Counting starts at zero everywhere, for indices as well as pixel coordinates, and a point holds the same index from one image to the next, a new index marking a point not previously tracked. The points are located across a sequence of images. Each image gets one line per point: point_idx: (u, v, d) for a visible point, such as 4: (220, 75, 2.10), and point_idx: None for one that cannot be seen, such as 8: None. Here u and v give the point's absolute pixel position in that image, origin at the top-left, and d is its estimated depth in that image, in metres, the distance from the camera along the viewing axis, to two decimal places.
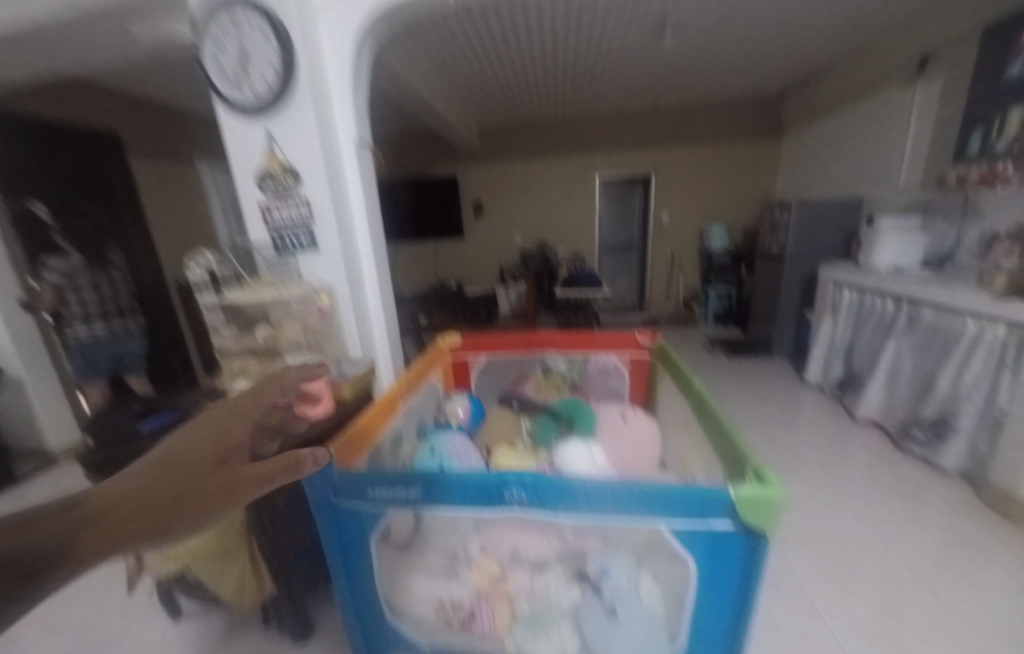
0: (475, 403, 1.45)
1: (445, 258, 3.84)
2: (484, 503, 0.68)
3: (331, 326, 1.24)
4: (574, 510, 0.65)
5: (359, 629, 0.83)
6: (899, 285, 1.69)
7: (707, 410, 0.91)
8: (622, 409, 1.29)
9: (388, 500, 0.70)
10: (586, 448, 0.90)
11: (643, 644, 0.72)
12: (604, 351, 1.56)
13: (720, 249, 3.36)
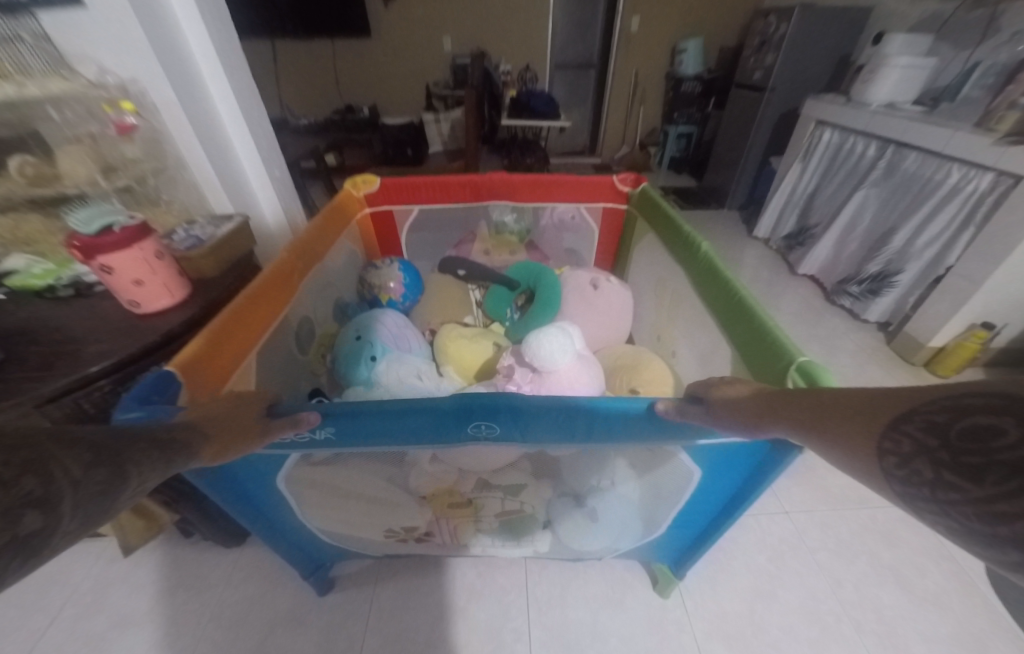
0: (409, 271, 1.15)
1: (350, 67, 2.87)
2: (443, 439, 0.49)
3: (160, 158, 0.78)
4: (561, 439, 0.49)
5: (296, 550, 0.75)
6: (891, 124, 1.49)
7: (718, 281, 0.73)
8: (591, 274, 1.10)
9: (283, 443, 0.49)
10: (563, 333, 0.72)
11: (622, 532, 0.72)
12: (567, 200, 1.26)
13: (690, 74, 2.86)
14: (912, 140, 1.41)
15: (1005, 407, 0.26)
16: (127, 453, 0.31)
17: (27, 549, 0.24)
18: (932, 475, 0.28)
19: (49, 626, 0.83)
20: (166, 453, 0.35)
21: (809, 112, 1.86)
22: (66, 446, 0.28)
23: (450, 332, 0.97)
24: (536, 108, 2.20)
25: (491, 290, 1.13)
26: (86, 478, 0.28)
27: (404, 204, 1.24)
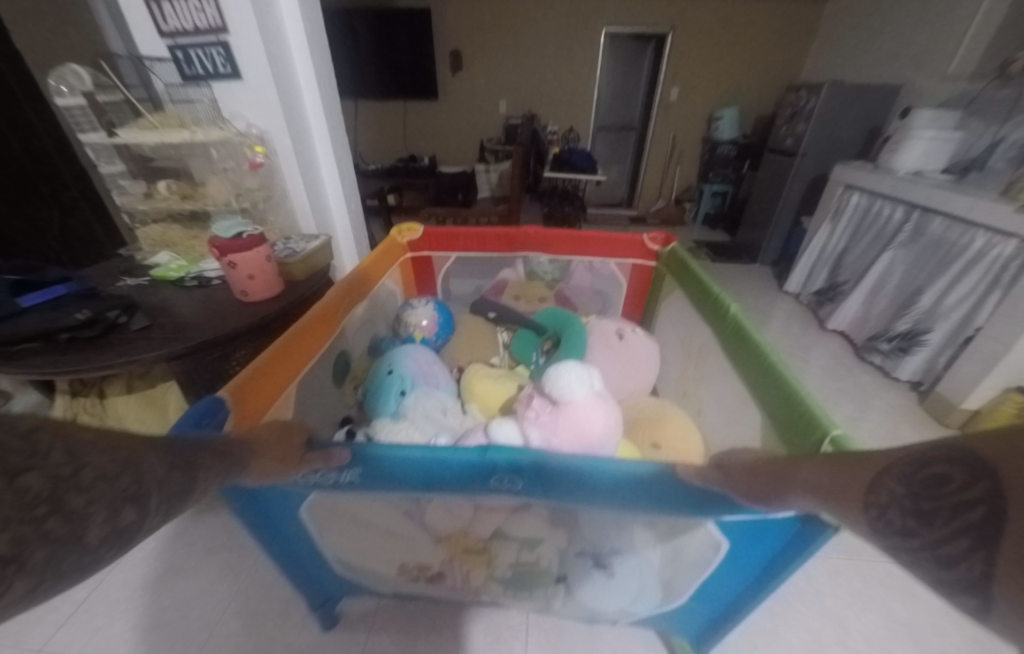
0: (442, 312, 1.29)
1: (417, 124, 3.28)
2: (463, 486, 0.49)
3: (273, 188, 1.00)
4: (583, 501, 0.49)
5: (308, 581, 0.79)
6: (917, 190, 1.56)
7: (749, 345, 0.79)
8: (617, 325, 1.21)
9: (308, 480, 0.51)
10: (581, 370, 0.82)
11: (637, 591, 0.75)
12: (597, 255, 1.38)
13: (726, 139, 3.05)
14: (937, 205, 1.47)
15: (953, 456, 0.27)
16: (196, 462, 0.34)
17: (122, 539, 0.28)
18: (900, 524, 0.27)
19: (114, 569, 0.96)
20: (231, 462, 0.38)
21: (838, 177, 1.94)
22: (158, 451, 0.32)
23: (475, 372, 1.08)
24: (575, 163, 2.43)
25: (518, 334, 1.26)
26: (169, 480, 0.31)
27: (447, 250, 1.43)
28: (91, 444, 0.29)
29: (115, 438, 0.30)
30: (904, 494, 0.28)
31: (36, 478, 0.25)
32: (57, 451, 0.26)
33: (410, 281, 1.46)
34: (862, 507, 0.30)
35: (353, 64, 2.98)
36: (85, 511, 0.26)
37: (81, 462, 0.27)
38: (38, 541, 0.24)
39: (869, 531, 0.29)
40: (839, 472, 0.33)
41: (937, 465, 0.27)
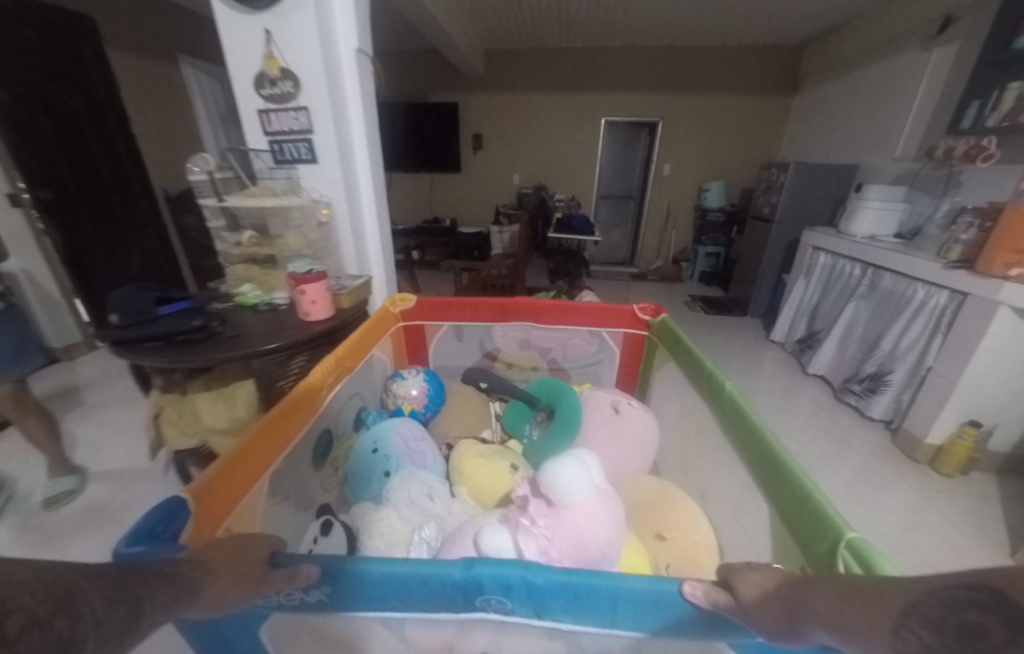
0: (433, 381, 1.29)
1: (441, 192, 3.77)
2: (448, 605, 0.45)
3: (330, 239, 1.30)
4: (580, 619, 0.45)
5: None
6: (870, 251, 1.79)
7: (746, 424, 0.77)
8: (613, 397, 1.20)
9: (273, 602, 0.45)
10: (578, 465, 0.76)
11: None
12: (588, 323, 1.36)
13: (715, 207, 3.40)
14: (887, 264, 1.69)
15: (986, 605, 0.28)
16: (133, 596, 0.32)
17: None
18: None
19: None
20: (176, 591, 0.35)
21: (808, 240, 2.21)
22: (79, 604, 0.29)
23: (465, 450, 1.04)
24: (574, 226, 2.74)
25: (511, 404, 1.27)
26: (104, 612, 0.31)
27: (441, 319, 1.40)
28: (20, 585, 0.29)
29: (52, 576, 0.31)
30: (936, 644, 0.27)
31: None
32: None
33: (401, 349, 1.41)
34: (894, 649, 0.29)
35: (391, 144, 3.56)
36: None
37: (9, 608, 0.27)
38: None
39: None
40: (861, 605, 0.32)
41: (969, 611, 0.28)
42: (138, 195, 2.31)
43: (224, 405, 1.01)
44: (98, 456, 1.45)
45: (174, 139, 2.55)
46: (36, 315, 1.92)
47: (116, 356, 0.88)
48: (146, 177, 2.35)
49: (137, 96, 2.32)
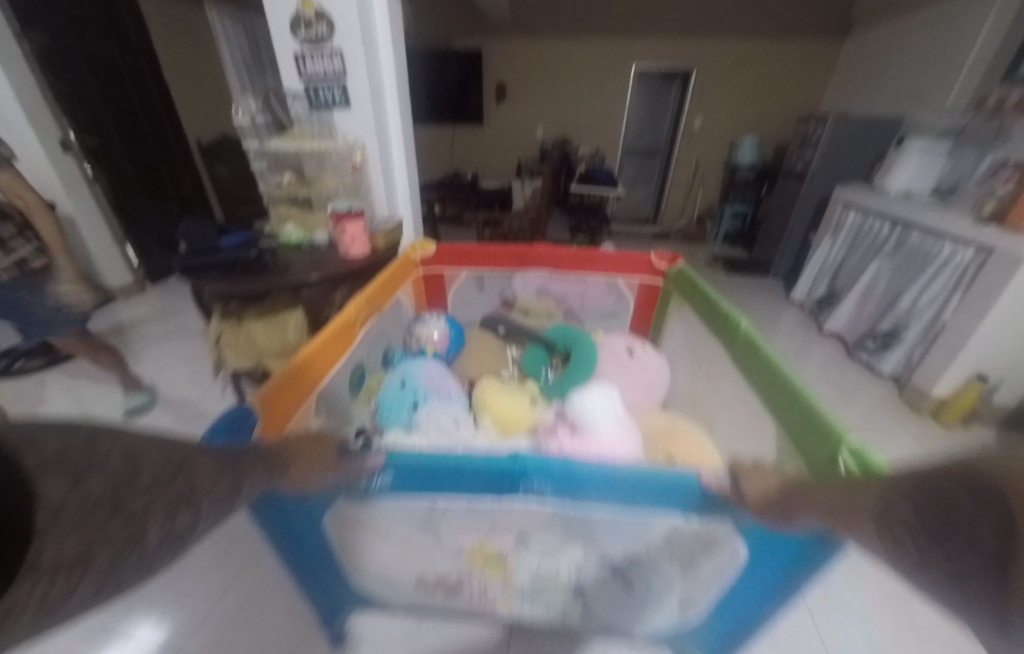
0: (454, 326, 1.25)
1: (462, 145, 3.72)
2: (493, 492, 0.52)
3: (363, 183, 1.36)
4: (607, 501, 0.52)
5: (320, 589, 0.78)
6: (901, 207, 1.75)
7: (760, 362, 0.82)
8: (628, 341, 1.20)
9: (335, 488, 0.53)
10: (604, 398, 0.87)
11: (659, 602, 0.73)
12: (606, 273, 1.33)
13: (746, 163, 3.28)
14: (917, 220, 1.66)
15: (976, 492, 0.30)
16: (238, 470, 0.39)
17: (176, 541, 0.31)
18: (907, 542, 0.33)
19: None
20: (236, 479, 0.38)
21: (840, 196, 2.14)
22: (196, 463, 0.35)
23: (488, 386, 1.01)
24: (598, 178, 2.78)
25: (528, 349, 1.20)
26: (216, 482, 0.35)
27: (461, 266, 1.35)
28: (146, 451, 0.33)
29: (168, 451, 0.34)
30: (915, 523, 0.33)
31: (97, 481, 0.28)
32: (113, 457, 0.30)
33: (418, 295, 1.37)
34: (879, 527, 0.36)
35: (413, 94, 3.50)
36: (144, 513, 0.29)
37: (137, 468, 0.31)
38: (102, 540, 0.27)
39: (886, 546, 0.35)
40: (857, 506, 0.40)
41: (954, 495, 0.31)
42: (173, 143, 2.40)
43: (276, 330, 1.16)
44: (162, 380, 1.63)
45: (203, 87, 2.59)
46: (94, 257, 2.08)
47: (189, 280, 1.02)
48: (179, 125, 2.42)
49: (166, 41, 2.34)
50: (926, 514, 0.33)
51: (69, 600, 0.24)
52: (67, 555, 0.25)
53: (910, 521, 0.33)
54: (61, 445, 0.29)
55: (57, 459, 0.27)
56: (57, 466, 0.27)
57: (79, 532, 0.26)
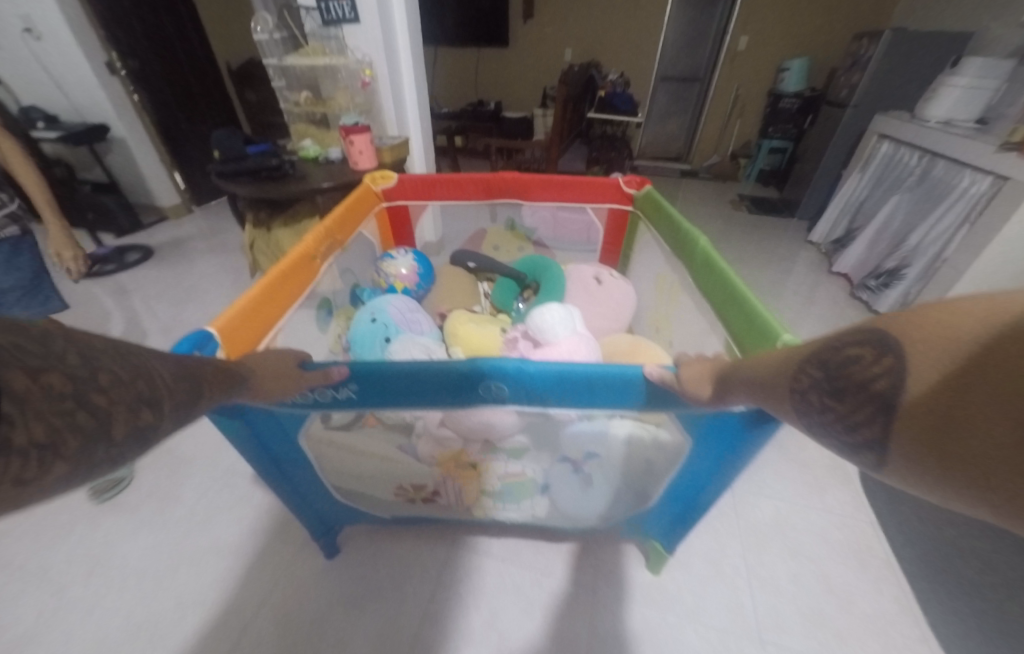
0: (423, 262, 1.27)
1: (487, 70, 3.58)
2: (459, 399, 0.59)
3: (373, 101, 1.43)
4: (568, 402, 0.60)
5: (309, 509, 0.84)
6: (932, 136, 1.65)
7: (715, 274, 0.87)
8: (595, 269, 1.23)
9: (310, 399, 0.59)
10: (564, 315, 0.95)
11: (616, 496, 0.84)
12: (577, 200, 1.32)
13: (791, 91, 2.99)
14: (944, 150, 1.57)
15: (868, 342, 0.33)
16: (198, 376, 0.41)
17: (143, 434, 0.34)
18: (819, 402, 0.35)
19: None
20: (197, 386, 0.40)
21: (876, 127, 2.00)
22: (157, 368, 0.37)
23: (458, 317, 1.07)
24: (616, 104, 2.67)
25: (499, 282, 1.24)
26: (177, 388, 0.38)
27: (430, 200, 1.34)
28: (100, 351, 0.33)
29: (126, 353, 0.35)
30: (821, 375, 0.36)
31: (57, 377, 0.29)
32: (70, 355, 0.31)
33: (385, 230, 1.38)
34: (790, 393, 0.38)
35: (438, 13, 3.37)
36: (109, 409, 0.31)
37: (96, 367, 0.32)
38: (69, 431, 0.29)
39: (799, 411, 0.38)
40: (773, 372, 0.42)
41: (852, 347, 0.34)
42: (206, 66, 2.50)
43: (297, 236, 1.33)
44: (211, 287, 1.88)
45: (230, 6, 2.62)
46: (146, 177, 2.30)
47: (221, 183, 1.21)
48: (209, 47, 2.50)
49: None
50: (827, 368, 0.35)
51: (39, 478, 0.28)
52: (34, 443, 0.27)
53: (819, 378, 0.36)
54: (13, 338, 0.28)
55: (9, 353, 0.28)
56: (16, 359, 0.28)
57: (43, 421, 0.28)
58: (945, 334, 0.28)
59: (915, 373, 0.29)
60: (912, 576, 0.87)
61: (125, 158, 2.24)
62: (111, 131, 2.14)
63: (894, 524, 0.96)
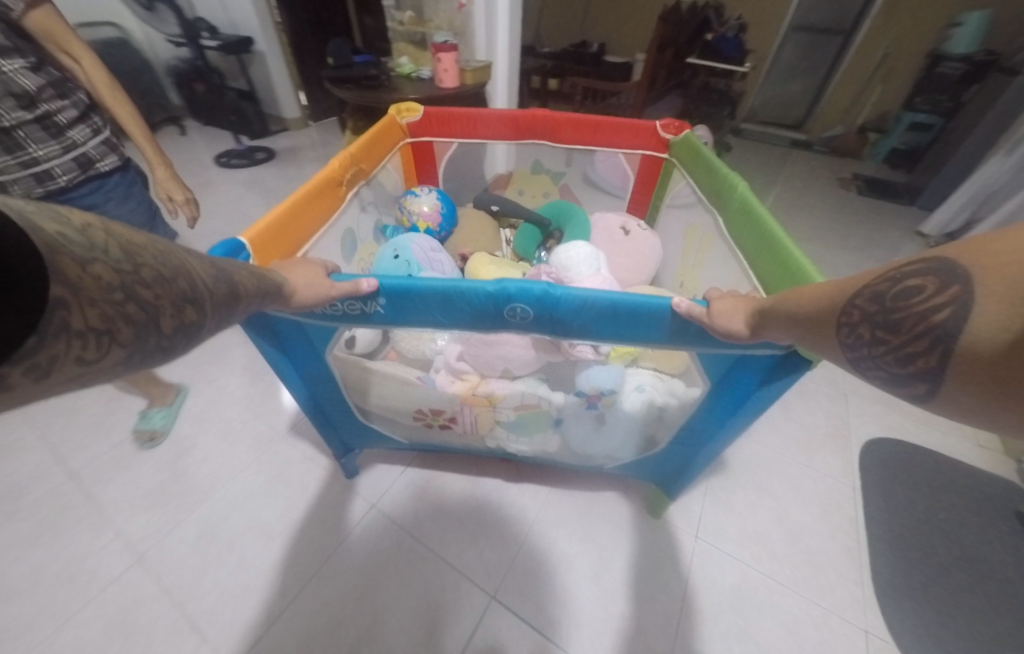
0: (447, 201, 1.11)
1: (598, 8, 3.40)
2: (484, 321, 0.62)
3: (467, 25, 1.54)
4: (600, 333, 0.62)
5: (327, 427, 0.89)
6: None
7: (751, 223, 0.77)
8: (622, 219, 1.06)
9: (340, 313, 0.61)
10: (590, 257, 0.89)
11: (625, 438, 0.88)
12: (609, 144, 1.12)
13: (959, 53, 2.43)
14: None
15: (938, 276, 0.31)
16: (237, 288, 0.41)
17: (187, 331, 0.34)
18: (869, 336, 0.36)
19: None
20: (232, 297, 0.39)
21: None
22: (193, 272, 0.35)
23: (480, 259, 0.93)
24: (722, 51, 2.46)
25: (520, 228, 1.08)
26: (213, 291, 0.37)
27: (473, 136, 1.16)
28: (140, 247, 0.31)
29: (164, 252, 0.34)
30: (876, 310, 0.35)
31: (107, 269, 0.28)
32: (112, 247, 0.29)
33: (407, 168, 1.21)
34: (839, 328, 0.39)
35: None
36: (154, 304, 0.30)
37: (139, 263, 0.30)
38: (123, 321, 0.28)
39: (845, 348, 0.39)
40: (816, 306, 0.42)
41: (915, 277, 0.33)
42: None
43: None
44: None
45: None
46: (277, 90, 2.66)
47: (330, 86, 1.43)
48: None
49: None
50: (884, 300, 0.34)
51: (102, 360, 0.27)
52: (97, 327, 0.26)
53: (873, 311, 0.35)
54: (56, 228, 0.26)
55: (58, 239, 0.26)
56: (64, 247, 0.26)
57: (102, 308, 0.27)
58: (1021, 264, 0.27)
59: (982, 306, 0.28)
60: (880, 552, 0.88)
61: (263, 70, 2.60)
62: (255, 45, 2.49)
63: (881, 505, 0.96)
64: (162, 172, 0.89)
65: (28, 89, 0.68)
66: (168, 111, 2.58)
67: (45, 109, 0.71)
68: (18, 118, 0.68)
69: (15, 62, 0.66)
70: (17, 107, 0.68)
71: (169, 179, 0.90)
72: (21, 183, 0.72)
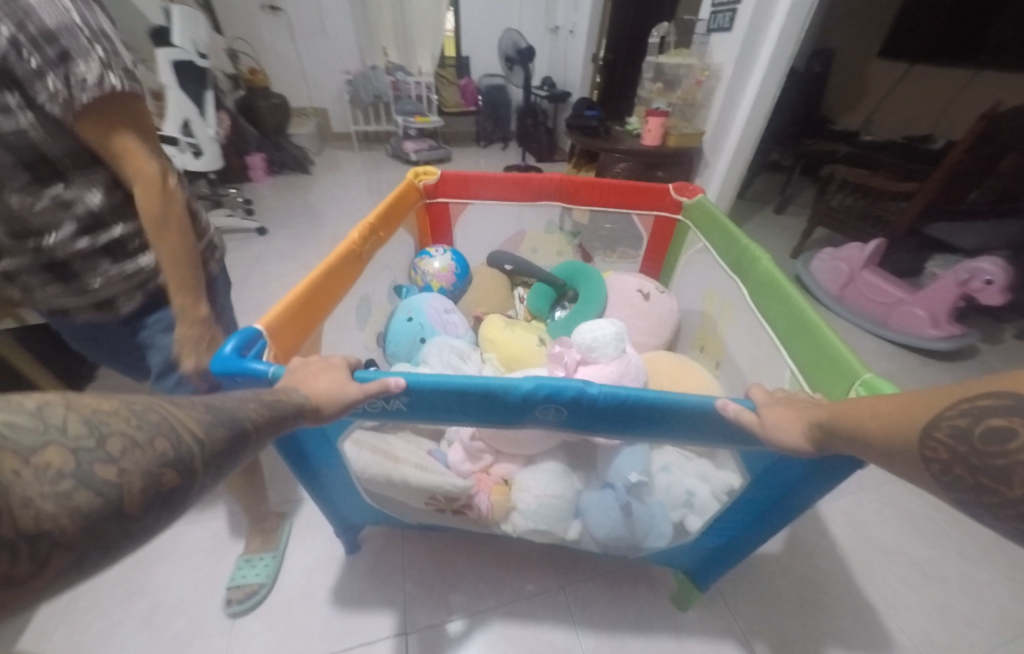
0: (460, 262, 1.30)
1: None
2: (512, 413, 0.61)
3: (701, 100, 1.68)
4: (639, 431, 0.61)
5: (330, 501, 0.91)
6: None
7: (783, 301, 0.76)
8: (640, 282, 1.15)
9: (369, 408, 0.63)
10: (612, 334, 0.91)
11: (648, 529, 0.83)
12: (630, 206, 1.26)
13: None
14: None
15: (1011, 411, 0.30)
16: (245, 418, 0.35)
17: (172, 498, 0.26)
18: (971, 480, 0.32)
19: None
20: (234, 446, 0.33)
21: None
22: (187, 442, 0.28)
23: (493, 324, 1.10)
24: None
25: (535, 288, 1.23)
26: (210, 438, 0.30)
27: (629, 205, 1.26)
28: (111, 413, 0.25)
29: (153, 406, 0.28)
30: (966, 448, 0.32)
31: (52, 451, 0.22)
32: (74, 420, 0.23)
33: (424, 229, 1.36)
34: (929, 466, 0.35)
35: None
36: (122, 481, 0.24)
37: (104, 433, 0.24)
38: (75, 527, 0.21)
39: (937, 484, 0.34)
40: (891, 424, 0.39)
41: (991, 414, 0.31)
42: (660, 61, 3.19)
43: None
44: None
45: None
46: None
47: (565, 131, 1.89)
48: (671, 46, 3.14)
49: None
50: (974, 435, 0.32)
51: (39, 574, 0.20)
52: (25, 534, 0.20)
53: (962, 449, 0.32)
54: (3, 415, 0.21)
55: None
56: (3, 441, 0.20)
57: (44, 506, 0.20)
58: None
59: None
60: None
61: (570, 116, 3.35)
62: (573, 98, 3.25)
63: None
64: (185, 332, 0.67)
65: (91, 207, 0.61)
66: (504, 133, 3.70)
67: (115, 235, 0.64)
68: (77, 247, 0.62)
69: (83, 179, 0.59)
70: (80, 233, 0.61)
71: (192, 333, 0.68)
72: (85, 313, 0.68)
